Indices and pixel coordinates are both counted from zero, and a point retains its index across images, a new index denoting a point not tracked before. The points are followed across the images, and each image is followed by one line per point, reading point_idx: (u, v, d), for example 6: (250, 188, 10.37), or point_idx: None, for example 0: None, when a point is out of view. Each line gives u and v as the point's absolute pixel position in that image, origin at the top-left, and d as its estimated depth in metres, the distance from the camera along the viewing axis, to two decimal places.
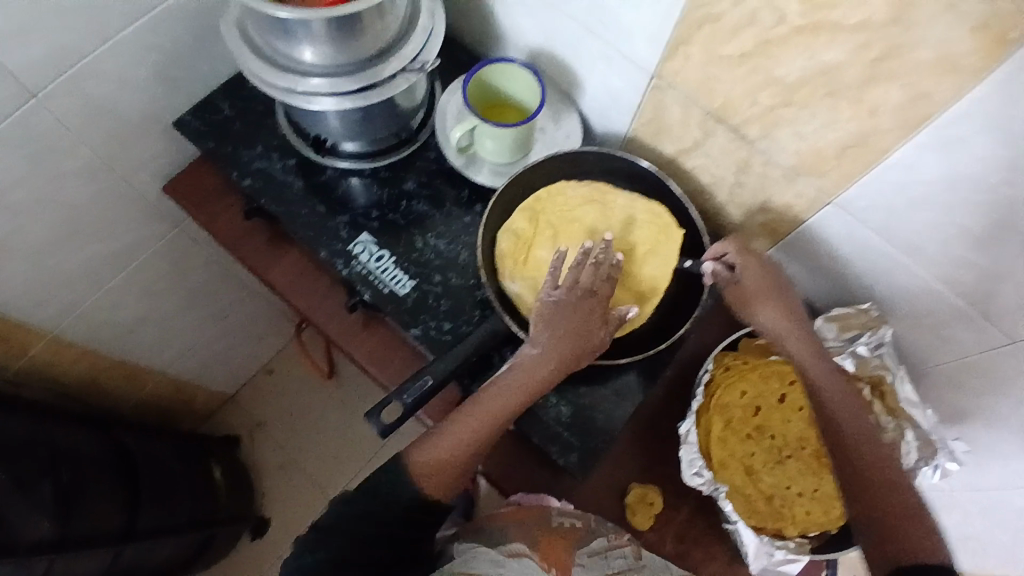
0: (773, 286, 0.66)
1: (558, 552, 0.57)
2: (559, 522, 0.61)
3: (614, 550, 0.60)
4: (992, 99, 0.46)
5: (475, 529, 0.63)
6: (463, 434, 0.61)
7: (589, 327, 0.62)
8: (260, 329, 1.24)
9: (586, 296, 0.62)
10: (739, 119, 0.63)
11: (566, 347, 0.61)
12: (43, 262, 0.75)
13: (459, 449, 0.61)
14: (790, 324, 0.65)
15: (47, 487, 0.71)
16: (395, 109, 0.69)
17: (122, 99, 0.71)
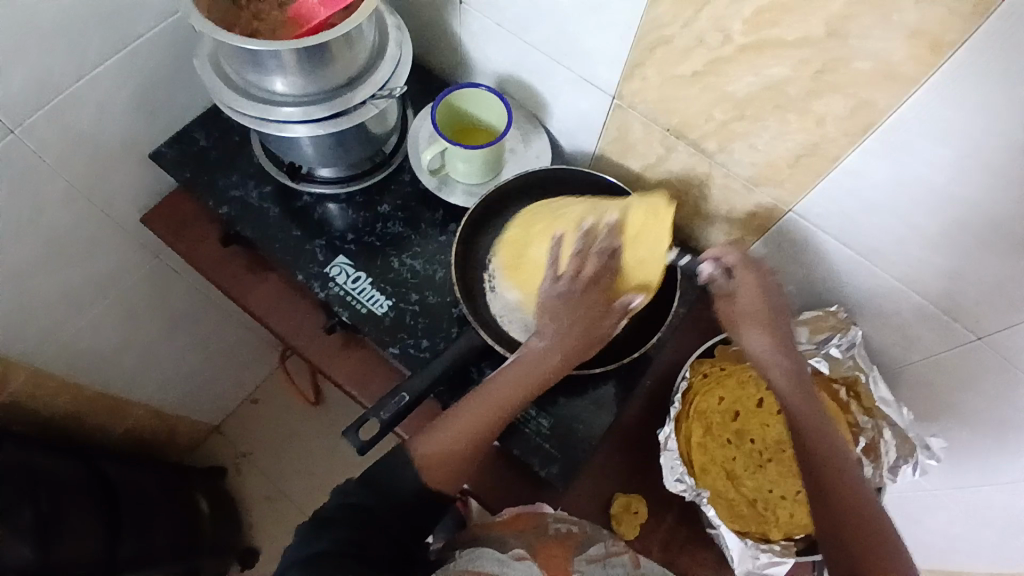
0: (768, 303, 0.64)
1: (558, 561, 0.55)
2: (556, 529, 0.61)
3: (612, 558, 0.57)
4: (929, 101, 0.48)
5: (474, 538, 0.62)
6: (458, 434, 0.62)
7: (594, 316, 0.63)
8: (243, 359, 1.24)
9: (587, 288, 0.63)
10: (698, 134, 0.65)
11: (568, 344, 0.63)
12: (22, 294, 0.75)
13: (458, 447, 0.62)
14: (777, 350, 0.62)
15: (28, 514, 0.70)
16: (367, 134, 0.71)
17: (98, 134, 0.73)
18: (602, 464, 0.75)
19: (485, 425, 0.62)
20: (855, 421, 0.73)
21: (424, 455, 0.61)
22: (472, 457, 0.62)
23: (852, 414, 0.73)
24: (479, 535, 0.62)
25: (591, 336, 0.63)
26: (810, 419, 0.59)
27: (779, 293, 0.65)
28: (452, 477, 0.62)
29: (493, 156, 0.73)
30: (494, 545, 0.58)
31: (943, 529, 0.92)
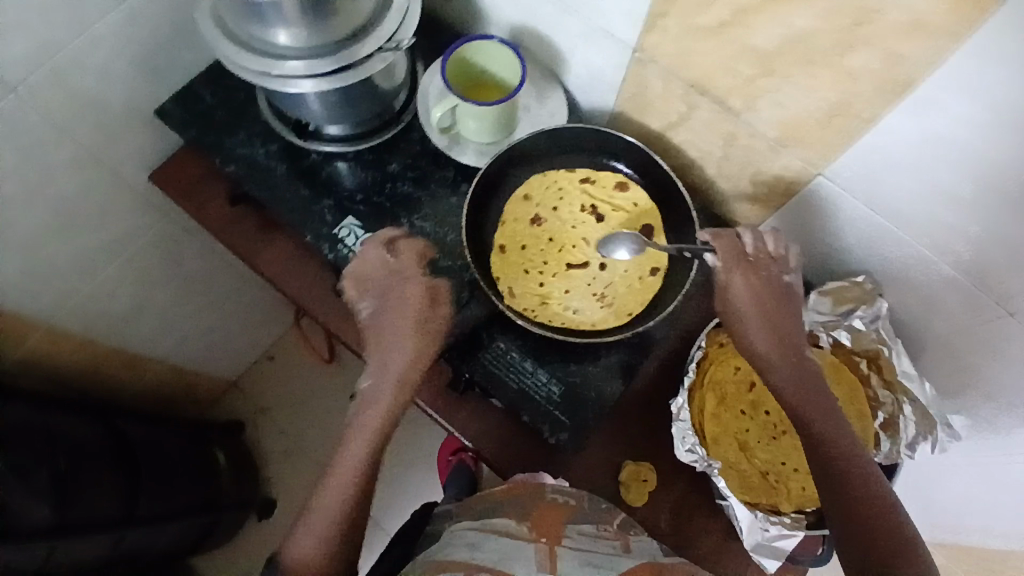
0: (767, 298, 0.61)
1: (550, 522, 0.57)
2: (552, 498, 0.62)
3: (603, 538, 0.57)
4: (970, 62, 0.45)
5: (469, 508, 0.63)
6: (331, 512, 0.58)
7: (413, 318, 0.64)
8: (259, 317, 1.25)
9: (382, 299, 0.65)
10: (722, 91, 0.61)
11: (405, 363, 0.63)
12: (35, 255, 0.76)
13: (337, 527, 0.57)
14: (767, 324, 0.61)
15: (45, 473, 0.72)
16: (374, 90, 0.68)
17: (103, 91, 0.71)
18: (613, 431, 0.74)
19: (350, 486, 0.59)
20: (873, 394, 0.72)
21: (302, 552, 0.56)
22: (358, 522, 0.58)
23: (872, 386, 0.72)
24: (473, 505, 0.63)
25: (427, 335, 0.64)
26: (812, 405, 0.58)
27: (778, 281, 0.63)
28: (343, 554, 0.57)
29: (506, 113, 0.70)
30: (486, 513, 0.59)
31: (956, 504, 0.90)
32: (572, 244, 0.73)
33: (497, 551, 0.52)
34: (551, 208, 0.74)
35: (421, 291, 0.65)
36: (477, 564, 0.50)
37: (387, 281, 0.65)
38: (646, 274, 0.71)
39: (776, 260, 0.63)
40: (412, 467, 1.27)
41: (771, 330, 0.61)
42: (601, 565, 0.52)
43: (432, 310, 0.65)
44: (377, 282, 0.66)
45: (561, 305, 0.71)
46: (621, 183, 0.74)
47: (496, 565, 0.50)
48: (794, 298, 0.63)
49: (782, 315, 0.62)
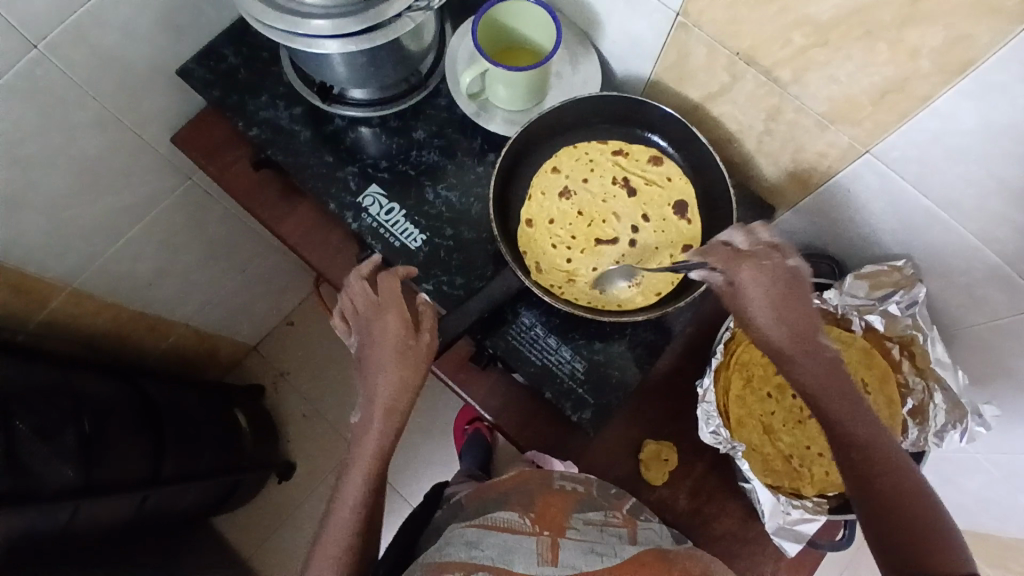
0: (776, 296, 0.54)
1: (554, 512, 0.57)
2: (560, 485, 0.62)
3: (609, 526, 0.58)
4: None
5: (477, 498, 0.63)
6: (334, 555, 0.55)
7: (396, 348, 0.58)
8: (280, 282, 1.25)
9: (366, 330, 0.60)
10: (769, 62, 0.58)
11: (391, 393, 0.58)
12: (58, 216, 0.75)
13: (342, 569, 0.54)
14: (783, 319, 0.54)
15: (71, 436, 0.73)
16: (402, 52, 0.66)
17: (127, 48, 0.69)
18: (636, 409, 0.73)
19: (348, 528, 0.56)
20: (902, 380, 0.70)
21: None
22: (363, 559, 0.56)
23: (902, 372, 0.70)
24: (481, 495, 0.63)
25: (412, 363, 0.58)
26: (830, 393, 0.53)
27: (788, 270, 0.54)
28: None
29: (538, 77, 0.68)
30: (492, 505, 0.59)
31: (977, 492, 0.89)
32: (601, 218, 0.71)
33: (497, 547, 0.52)
34: (581, 179, 0.72)
35: (402, 317, 0.59)
36: (478, 564, 0.50)
37: (370, 313, 0.60)
38: (677, 252, 0.69)
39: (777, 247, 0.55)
40: (429, 435, 1.28)
41: (783, 326, 0.54)
42: (604, 554, 0.53)
43: (418, 337, 0.59)
44: (362, 314, 0.60)
45: (587, 282, 0.70)
46: (655, 156, 0.71)
47: (496, 564, 0.50)
48: (804, 287, 0.55)
49: (791, 311, 0.54)
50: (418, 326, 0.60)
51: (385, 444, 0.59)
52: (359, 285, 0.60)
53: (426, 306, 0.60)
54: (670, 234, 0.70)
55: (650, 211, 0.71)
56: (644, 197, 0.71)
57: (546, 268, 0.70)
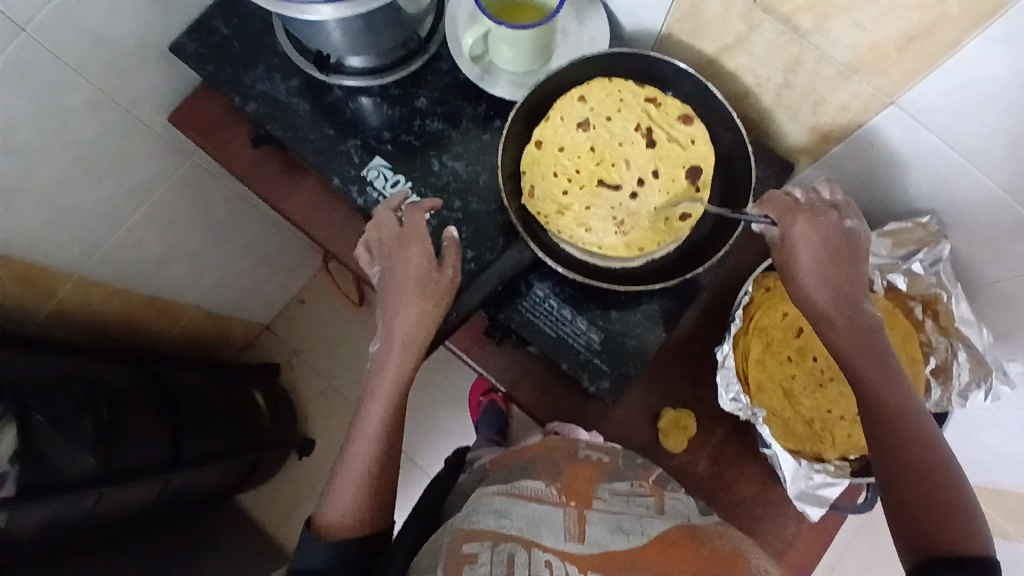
0: (825, 254, 0.55)
1: (581, 484, 0.57)
2: (585, 455, 0.61)
3: (636, 495, 0.57)
4: None
5: (501, 467, 0.62)
6: (357, 478, 0.57)
7: (419, 278, 0.58)
8: (288, 259, 1.23)
9: (390, 261, 0.60)
10: (789, 9, 0.55)
11: (411, 326, 0.58)
12: (57, 204, 0.73)
13: (362, 494, 0.57)
14: (838, 276, 0.55)
15: (88, 424, 0.73)
16: (399, 15, 0.63)
17: (114, 24, 0.66)
18: (654, 377, 0.72)
19: (373, 456, 0.58)
20: (925, 339, 0.68)
21: (335, 515, 0.56)
22: (384, 485, 0.58)
23: (925, 332, 0.68)
24: (508, 462, 0.62)
25: (433, 296, 0.58)
26: (863, 359, 0.53)
27: (850, 231, 0.56)
28: (373, 514, 0.57)
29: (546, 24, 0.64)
30: (519, 474, 0.59)
31: (998, 449, 0.88)
32: (611, 162, 0.65)
33: (527, 518, 0.51)
34: (605, 117, 0.66)
35: (425, 252, 0.59)
36: (505, 533, 0.50)
37: (393, 244, 0.60)
38: (675, 218, 0.65)
39: (835, 207, 0.57)
40: (443, 406, 1.28)
41: (826, 291, 0.55)
42: (631, 531, 0.52)
43: (441, 272, 0.59)
44: (386, 246, 0.61)
45: (576, 221, 0.65)
46: (686, 115, 0.65)
47: (524, 535, 0.49)
48: (862, 254, 0.56)
49: (841, 272, 0.55)
50: (441, 262, 0.59)
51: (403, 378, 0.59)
52: (387, 216, 0.61)
53: (450, 242, 0.60)
54: (675, 197, 0.65)
55: (664, 169, 0.65)
56: (663, 153, 0.65)
57: (541, 202, 0.65)
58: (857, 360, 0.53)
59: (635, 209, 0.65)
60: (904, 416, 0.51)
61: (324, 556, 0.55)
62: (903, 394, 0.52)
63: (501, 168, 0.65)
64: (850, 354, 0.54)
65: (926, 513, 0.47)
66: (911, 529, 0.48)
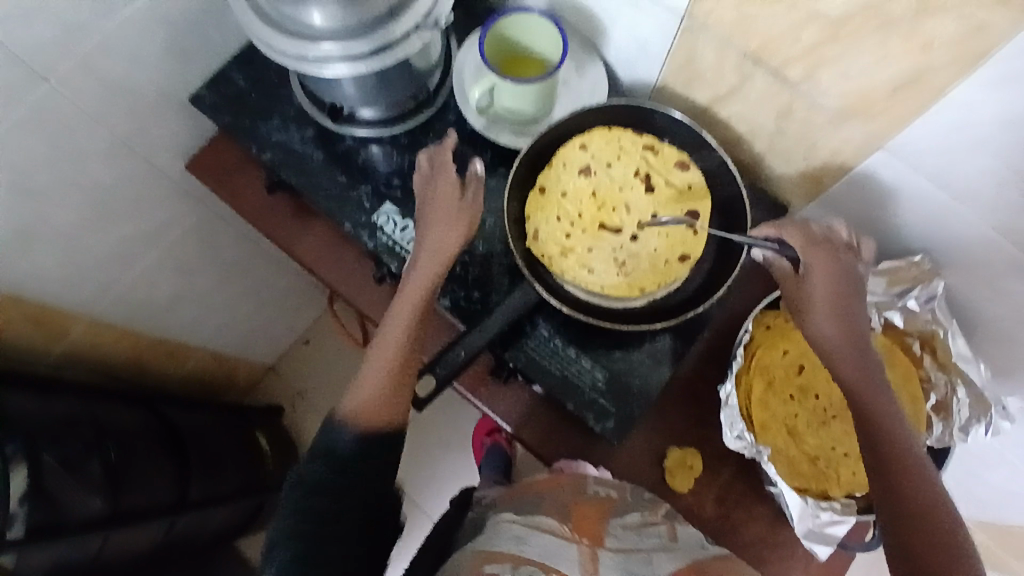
0: (837, 294, 0.57)
1: (591, 522, 0.57)
2: (594, 491, 0.62)
3: (648, 526, 0.58)
4: None
5: (509, 500, 0.63)
6: (376, 377, 0.59)
7: (445, 203, 0.63)
8: (295, 299, 1.25)
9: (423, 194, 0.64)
10: (779, 62, 0.58)
11: (437, 242, 0.62)
12: (74, 245, 0.76)
13: (385, 386, 0.59)
14: (846, 316, 0.57)
15: (96, 465, 0.74)
16: (411, 69, 0.66)
17: (137, 76, 0.70)
18: (658, 416, 0.73)
19: (394, 358, 0.60)
20: (925, 376, 0.69)
21: (359, 403, 0.58)
22: (408, 383, 0.60)
23: (924, 368, 0.69)
24: (514, 497, 0.63)
25: (460, 220, 0.62)
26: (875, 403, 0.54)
27: (857, 271, 0.58)
28: (394, 406, 0.59)
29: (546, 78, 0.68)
30: (527, 508, 0.59)
31: (1003, 490, 0.88)
32: (612, 206, 0.68)
33: (544, 547, 0.53)
34: (605, 164, 0.69)
35: (452, 181, 0.63)
36: (526, 558, 0.52)
37: (426, 180, 0.65)
38: (675, 258, 0.66)
39: (852, 248, 0.60)
40: (447, 448, 1.28)
41: (840, 331, 0.56)
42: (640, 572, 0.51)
43: (463, 197, 0.63)
44: (421, 185, 0.65)
45: (579, 263, 0.67)
46: (683, 161, 0.68)
47: (543, 562, 0.51)
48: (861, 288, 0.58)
49: (850, 311, 0.57)
50: (465, 191, 0.64)
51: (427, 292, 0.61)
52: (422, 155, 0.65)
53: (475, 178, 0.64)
54: (674, 239, 0.67)
55: (663, 212, 0.68)
56: (662, 197, 0.68)
57: (544, 245, 0.67)
58: (867, 397, 0.54)
59: (635, 251, 0.67)
60: (910, 457, 0.52)
61: (351, 435, 0.57)
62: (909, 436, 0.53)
63: (506, 212, 0.68)
64: (859, 393, 0.55)
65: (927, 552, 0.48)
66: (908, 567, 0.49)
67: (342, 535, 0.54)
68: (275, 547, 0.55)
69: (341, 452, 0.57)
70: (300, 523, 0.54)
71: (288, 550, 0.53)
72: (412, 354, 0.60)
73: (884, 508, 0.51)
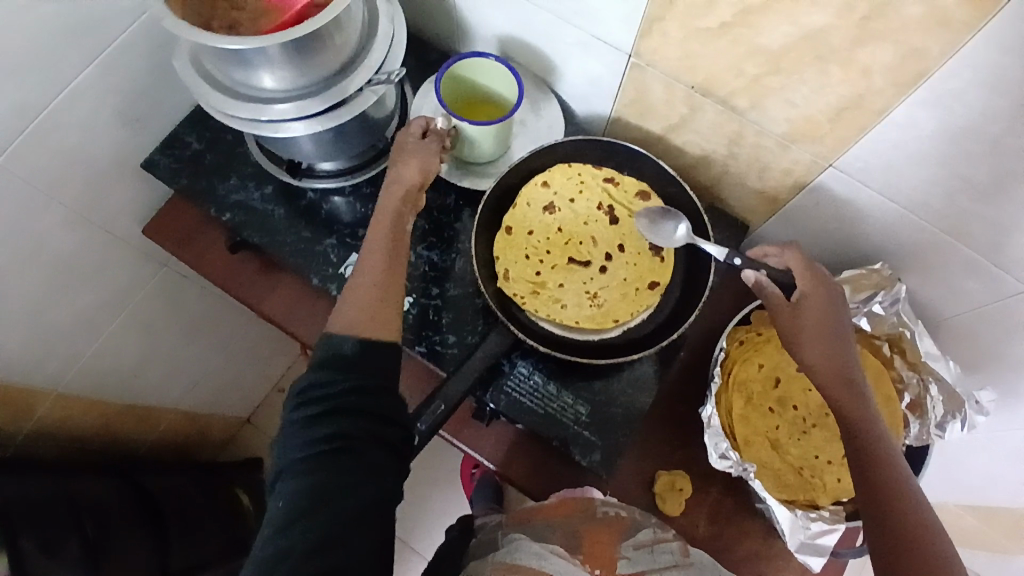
0: (823, 319, 0.58)
1: (603, 547, 0.60)
2: (604, 513, 0.65)
3: (660, 544, 0.61)
4: (982, 53, 0.45)
5: (517, 521, 0.65)
6: (361, 299, 0.56)
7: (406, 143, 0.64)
8: (267, 349, 1.24)
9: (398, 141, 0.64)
10: (726, 91, 0.60)
11: (411, 171, 0.62)
12: (34, 324, 0.74)
13: (367, 307, 0.56)
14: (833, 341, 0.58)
15: (75, 546, 0.71)
16: (368, 123, 0.67)
17: (90, 147, 0.69)
18: (644, 440, 0.73)
19: (375, 285, 0.57)
20: (897, 377, 0.71)
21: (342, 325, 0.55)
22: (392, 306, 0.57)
23: (896, 369, 0.71)
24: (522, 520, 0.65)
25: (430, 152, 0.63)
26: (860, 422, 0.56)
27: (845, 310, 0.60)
28: (381, 326, 0.55)
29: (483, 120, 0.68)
30: (539, 533, 0.62)
31: (980, 480, 0.90)
32: (579, 240, 0.70)
33: (563, 567, 0.57)
34: (569, 199, 0.70)
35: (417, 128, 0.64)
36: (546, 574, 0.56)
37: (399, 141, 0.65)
38: (645, 287, 0.68)
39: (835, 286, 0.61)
40: (435, 486, 1.27)
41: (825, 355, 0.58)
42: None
43: (425, 142, 0.64)
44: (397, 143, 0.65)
45: (552, 299, 0.68)
46: (643, 191, 0.70)
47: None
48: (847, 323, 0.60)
49: (838, 338, 0.58)
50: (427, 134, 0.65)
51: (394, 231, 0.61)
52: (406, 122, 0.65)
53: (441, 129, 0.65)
54: (641, 268, 0.68)
55: (628, 243, 0.70)
56: (626, 228, 0.70)
57: (515, 282, 0.67)
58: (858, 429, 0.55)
59: (605, 282, 0.68)
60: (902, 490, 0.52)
61: (348, 351, 0.53)
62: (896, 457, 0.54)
63: (475, 254, 0.68)
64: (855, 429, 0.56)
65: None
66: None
67: (361, 460, 0.49)
68: (287, 477, 0.50)
69: (344, 373, 0.52)
70: (313, 455, 0.49)
71: (305, 481, 0.48)
72: (391, 282, 0.58)
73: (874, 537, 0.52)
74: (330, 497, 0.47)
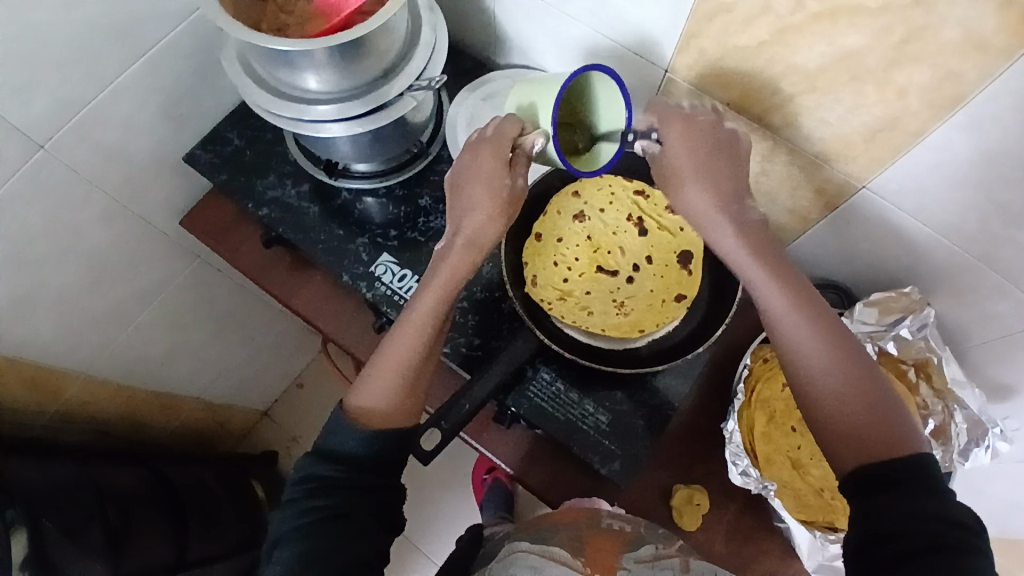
0: (706, 154, 0.56)
1: (605, 556, 0.59)
2: (608, 524, 0.64)
3: (661, 560, 0.59)
4: (1020, 80, 0.45)
5: (526, 529, 0.66)
6: (395, 369, 0.58)
7: (488, 183, 0.59)
8: (290, 346, 1.25)
9: (476, 161, 0.59)
10: (761, 108, 0.61)
11: (476, 224, 0.60)
12: (69, 310, 0.76)
13: (398, 391, 0.58)
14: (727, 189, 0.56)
15: (97, 530, 0.73)
16: (405, 127, 0.68)
17: (133, 140, 0.71)
18: (664, 452, 0.73)
19: (411, 354, 0.59)
20: (923, 403, 0.69)
21: (365, 408, 0.58)
22: (420, 388, 0.60)
23: (920, 395, 0.69)
24: (535, 525, 0.66)
25: (504, 202, 0.59)
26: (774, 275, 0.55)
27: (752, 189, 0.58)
28: (404, 409, 0.59)
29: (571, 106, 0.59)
30: (543, 536, 0.62)
31: (1000, 509, 0.88)
32: (607, 249, 0.70)
33: None
34: (598, 208, 0.70)
35: (498, 156, 0.58)
36: None
37: (470, 166, 0.60)
38: (671, 299, 0.68)
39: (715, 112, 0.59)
40: (447, 489, 1.27)
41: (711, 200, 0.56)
42: None
43: (513, 179, 0.59)
44: (469, 161, 0.60)
45: (579, 307, 0.68)
46: None
47: None
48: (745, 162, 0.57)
49: (718, 175, 0.56)
50: (513, 167, 0.59)
51: (436, 315, 0.60)
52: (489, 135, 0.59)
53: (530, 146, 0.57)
54: (669, 280, 0.68)
55: (656, 255, 0.69)
56: (655, 240, 0.69)
57: (541, 290, 0.68)
58: (762, 288, 0.55)
59: (631, 293, 0.68)
60: (830, 339, 0.53)
61: (353, 434, 0.57)
62: (798, 305, 0.54)
63: (503, 260, 0.69)
64: (765, 286, 0.55)
65: (869, 439, 0.49)
66: (835, 442, 0.50)
67: (354, 527, 0.54)
68: (282, 545, 0.54)
69: (349, 458, 0.57)
70: (308, 521, 0.54)
71: (298, 548, 0.53)
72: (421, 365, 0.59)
73: (816, 405, 0.52)
74: (316, 562, 0.52)
